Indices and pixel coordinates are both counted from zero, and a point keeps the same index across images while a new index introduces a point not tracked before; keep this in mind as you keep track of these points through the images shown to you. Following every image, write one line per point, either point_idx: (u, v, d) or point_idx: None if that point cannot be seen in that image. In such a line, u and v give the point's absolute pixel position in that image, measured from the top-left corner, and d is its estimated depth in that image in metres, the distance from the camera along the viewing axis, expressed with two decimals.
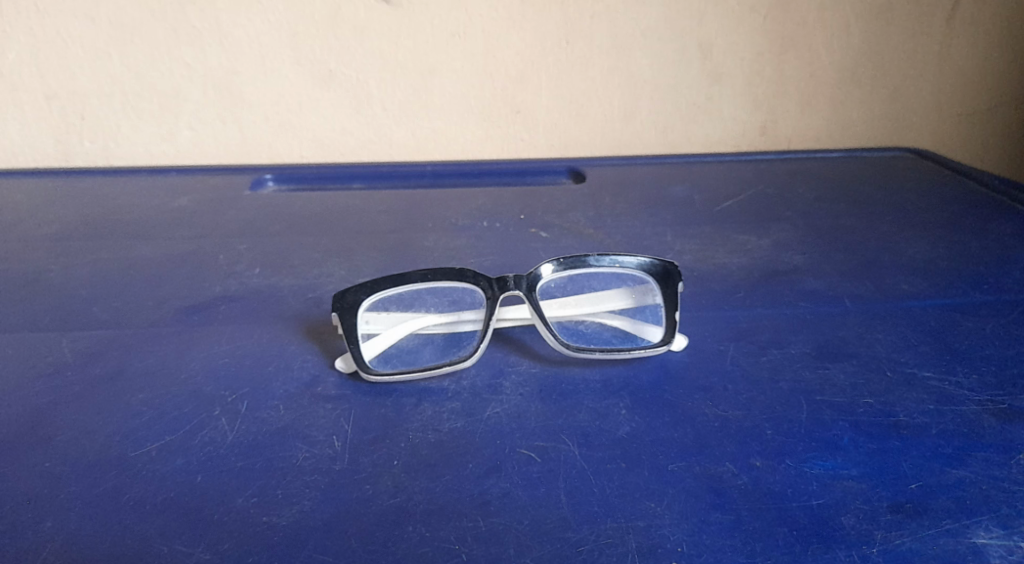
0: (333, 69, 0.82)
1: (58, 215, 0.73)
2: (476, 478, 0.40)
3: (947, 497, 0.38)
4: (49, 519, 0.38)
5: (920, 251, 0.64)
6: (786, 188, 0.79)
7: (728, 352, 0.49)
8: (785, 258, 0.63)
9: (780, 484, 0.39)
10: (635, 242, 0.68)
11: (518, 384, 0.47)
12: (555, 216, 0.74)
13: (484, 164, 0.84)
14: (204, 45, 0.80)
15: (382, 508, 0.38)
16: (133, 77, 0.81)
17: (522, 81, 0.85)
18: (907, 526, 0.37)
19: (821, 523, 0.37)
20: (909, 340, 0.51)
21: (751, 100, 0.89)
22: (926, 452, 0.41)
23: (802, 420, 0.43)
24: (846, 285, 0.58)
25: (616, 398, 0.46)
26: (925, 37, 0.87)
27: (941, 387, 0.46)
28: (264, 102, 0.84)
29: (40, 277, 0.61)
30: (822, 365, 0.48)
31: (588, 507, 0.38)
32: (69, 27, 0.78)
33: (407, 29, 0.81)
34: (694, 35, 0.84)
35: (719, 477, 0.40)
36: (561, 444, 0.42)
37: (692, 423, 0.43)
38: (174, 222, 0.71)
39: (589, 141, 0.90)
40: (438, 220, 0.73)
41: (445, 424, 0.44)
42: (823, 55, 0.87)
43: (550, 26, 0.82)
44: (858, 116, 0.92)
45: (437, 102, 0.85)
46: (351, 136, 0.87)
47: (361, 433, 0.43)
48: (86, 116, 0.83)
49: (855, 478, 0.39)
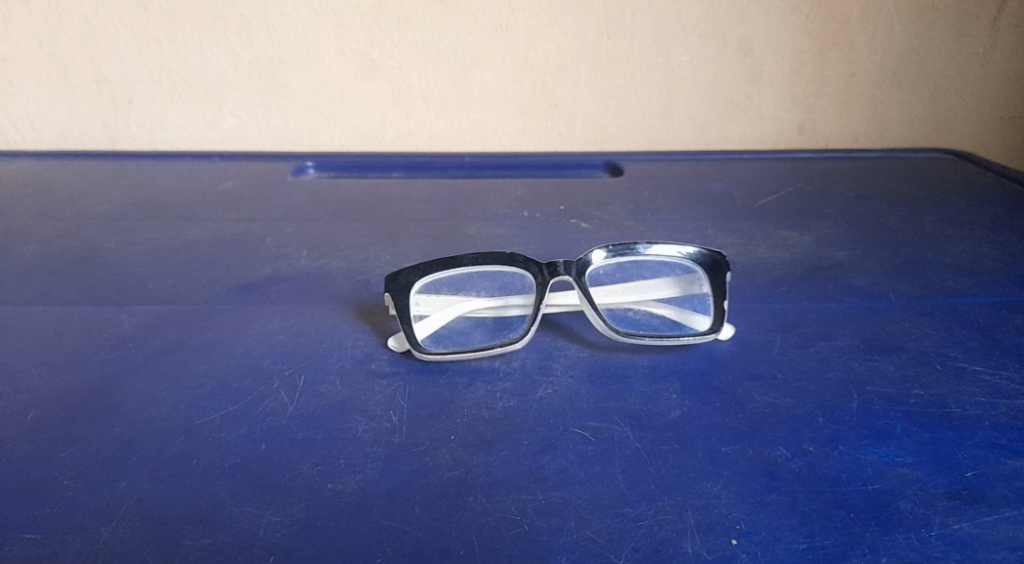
0: (375, 60, 0.84)
1: (109, 196, 0.75)
2: (533, 455, 0.41)
3: (1004, 487, 0.38)
4: (123, 480, 0.39)
5: (965, 248, 0.64)
6: (826, 185, 0.79)
7: (776, 342, 0.50)
8: (828, 253, 0.63)
9: (835, 469, 0.40)
10: (676, 236, 0.68)
11: (567, 367, 0.48)
12: (594, 208, 0.74)
13: (521, 156, 0.85)
14: (250, 33, 0.82)
15: (443, 480, 0.39)
16: (179, 63, 0.83)
17: (561, 75, 0.86)
18: (965, 513, 0.37)
19: (879, 507, 0.37)
20: (958, 335, 0.51)
21: (792, 97, 0.89)
22: (981, 443, 0.41)
23: (854, 409, 0.44)
24: (891, 280, 0.58)
25: (666, 383, 0.46)
26: (968, 39, 0.87)
27: (992, 381, 0.46)
28: (307, 90, 0.85)
29: (95, 254, 0.62)
30: (870, 357, 0.48)
31: (644, 485, 0.39)
32: (120, 15, 0.80)
33: (450, 21, 0.82)
34: (735, 32, 0.84)
35: (774, 461, 0.40)
36: (614, 425, 0.43)
37: (744, 409, 0.44)
38: (222, 205, 0.73)
39: (626, 137, 0.90)
40: (479, 210, 0.74)
41: (498, 403, 0.44)
42: (865, 54, 0.87)
43: (591, 21, 0.83)
44: (898, 115, 0.91)
45: (476, 95, 0.86)
46: (391, 127, 0.88)
47: (417, 409, 0.44)
48: (133, 100, 0.85)
49: (910, 465, 0.40)
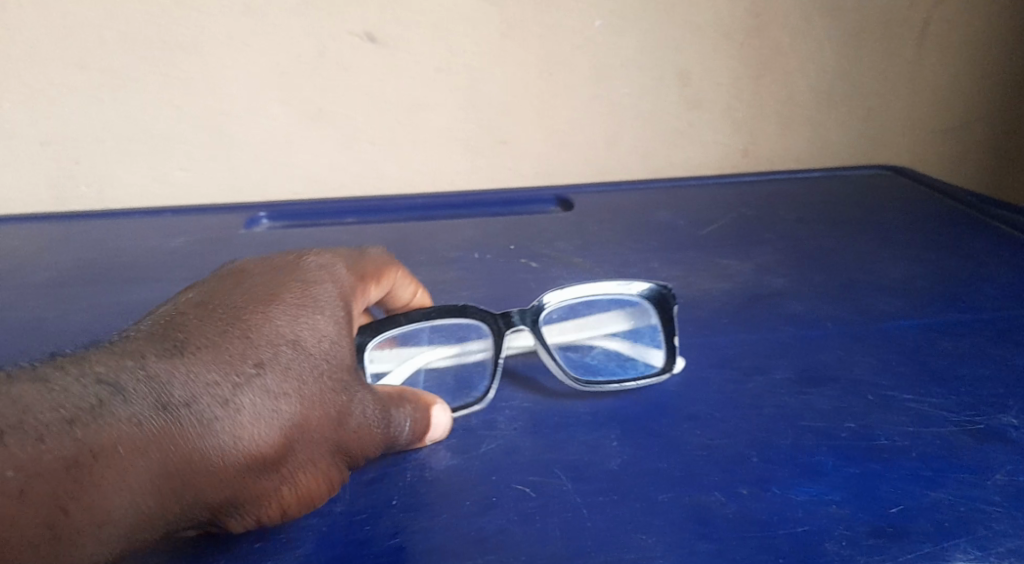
0: (322, 108, 0.84)
1: (56, 260, 0.74)
2: (472, 516, 0.41)
3: (927, 520, 0.40)
4: None
5: (899, 271, 0.66)
6: (768, 210, 0.81)
7: (714, 380, 0.51)
8: (767, 281, 0.65)
9: (766, 511, 0.41)
10: (622, 271, 0.70)
11: (510, 420, 0.48)
12: (542, 245, 0.76)
13: (472, 195, 0.86)
14: (196, 88, 0.82)
15: (382, 549, 0.40)
16: (125, 120, 0.83)
17: (507, 113, 0.87)
18: (889, 550, 0.38)
19: (807, 548, 0.38)
20: (889, 362, 0.52)
21: (732, 123, 0.91)
22: (906, 475, 0.42)
23: (787, 446, 0.45)
24: (827, 307, 0.60)
25: (606, 430, 0.47)
26: (896, 58, 0.90)
27: (919, 408, 0.47)
28: (254, 141, 0.86)
29: (40, 323, 0.62)
30: (805, 391, 0.49)
31: (580, 540, 0.39)
32: (61, 76, 0.80)
33: (393, 66, 0.83)
34: (672, 63, 0.86)
35: (707, 506, 0.41)
36: (554, 479, 0.43)
37: (680, 453, 0.45)
38: (173, 263, 0.73)
39: (576, 168, 0.92)
40: (431, 253, 0.75)
41: (440, 463, 0.45)
42: (798, 79, 0.89)
43: (532, 59, 0.84)
44: (835, 134, 0.94)
45: (425, 136, 0.87)
46: (341, 172, 0.88)
47: (358, 474, 0.44)
48: (82, 160, 0.85)
49: (838, 503, 0.41)
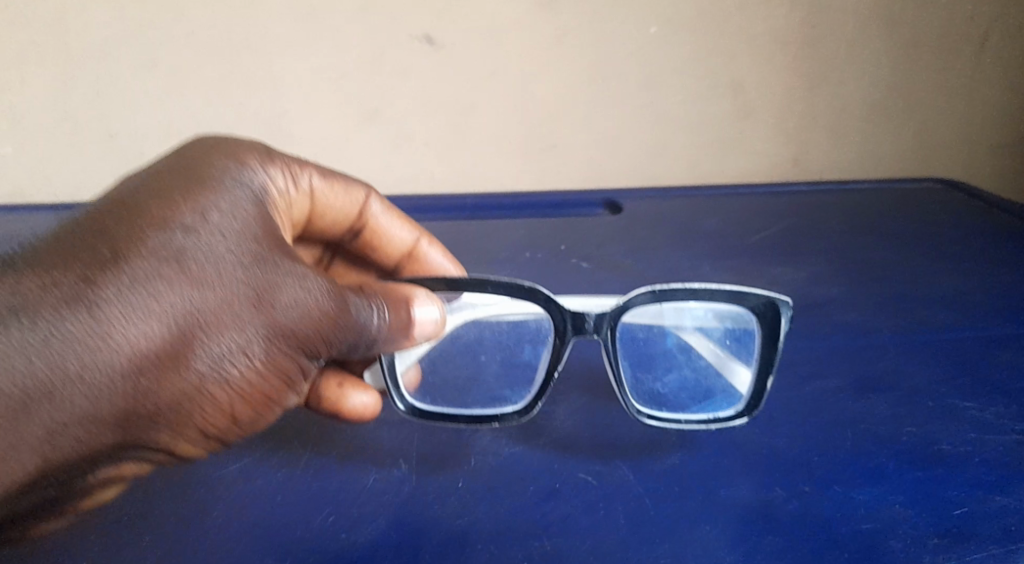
0: (376, 108, 0.86)
1: None
2: (538, 502, 0.43)
3: (994, 524, 0.40)
4: (148, 533, 0.43)
5: (955, 282, 0.65)
6: (818, 219, 0.81)
7: (770, 382, 0.52)
8: (820, 289, 0.65)
9: (828, 509, 0.41)
10: (672, 275, 0.70)
11: (569, 412, 0.49)
12: (592, 248, 0.77)
13: (521, 196, 0.88)
14: (255, 86, 0.84)
15: (452, 528, 0.41)
16: (188, 117, 0.86)
17: (556, 117, 0.88)
18: (955, 551, 0.39)
19: (871, 546, 0.39)
20: (947, 371, 0.52)
21: (783, 133, 0.91)
22: (969, 480, 0.43)
23: (848, 448, 0.45)
24: (883, 316, 0.60)
25: (665, 426, 0.48)
26: (953, 71, 0.89)
27: (981, 416, 0.48)
28: (310, 138, 0.88)
29: None
30: (863, 396, 0.50)
31: (644, 529, 0.41)
32: (129, 73, 0.83)
33: (447, 68, 0.84)
34: (725, 71, 0.86)
35: (769, 503, 0.42)
36: (617, 470, 0.44)
37: (739, 451, 0.45)
38: None
39: (623, 173, 0.93)
40: (483, 251, 0.76)
41: (504, 450, 0.46)
42: (852, 89, 0.89)
43: (584, 64, 0.85)
44: (887, 145, 0.94)
45: (475, 138, 0.89)
46: (393, 171, 0.91)
47: (425, 458, 0.46)
48: (147, 154, 0.88)
49: (902, 504, 0.41)
